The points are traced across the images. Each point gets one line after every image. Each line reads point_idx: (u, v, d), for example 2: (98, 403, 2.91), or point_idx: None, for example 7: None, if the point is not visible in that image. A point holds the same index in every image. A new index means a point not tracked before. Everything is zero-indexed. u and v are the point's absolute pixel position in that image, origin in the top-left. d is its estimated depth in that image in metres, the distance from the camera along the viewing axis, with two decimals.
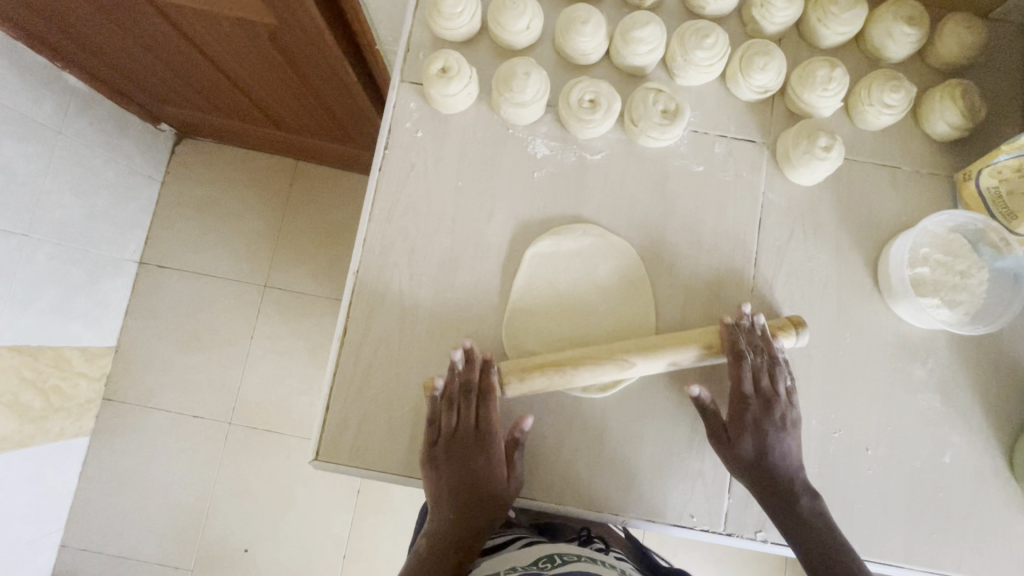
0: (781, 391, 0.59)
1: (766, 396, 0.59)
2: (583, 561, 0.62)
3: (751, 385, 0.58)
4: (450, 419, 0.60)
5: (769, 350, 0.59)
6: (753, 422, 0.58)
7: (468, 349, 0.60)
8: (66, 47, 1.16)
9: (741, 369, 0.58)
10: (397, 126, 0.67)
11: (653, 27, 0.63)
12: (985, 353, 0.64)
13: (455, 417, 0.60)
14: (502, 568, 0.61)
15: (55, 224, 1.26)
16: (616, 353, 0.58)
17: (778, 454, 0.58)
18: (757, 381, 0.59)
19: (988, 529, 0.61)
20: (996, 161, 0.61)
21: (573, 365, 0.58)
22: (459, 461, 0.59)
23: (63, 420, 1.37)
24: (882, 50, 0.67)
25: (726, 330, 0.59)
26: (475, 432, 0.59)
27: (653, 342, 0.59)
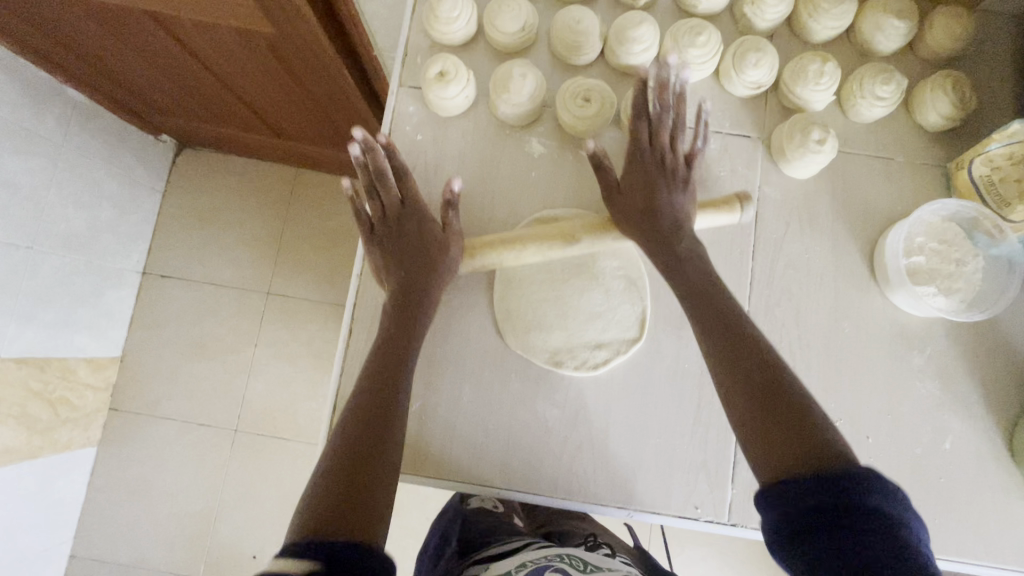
0: (677, 150, 0.61)
1: (663, 165, 0.60)
2: (590, 562, 0.64)
3: (647, 136, 0.61)
4: (374, 209, 0.63)
5: (665, 119, 0.60)
6: (655, 194, 0.59)
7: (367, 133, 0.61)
8: (68, 61, 1.18)
9: (637, 129, 0.61)
10: (396, 130, 0.68)
11: (646, 26, 0.64)
12: (983, 340, 0.64)
13: (380, 202, 0.62)
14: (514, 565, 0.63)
15: (59, 235, 1.28)
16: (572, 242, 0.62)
17: (678, 228, 0.58)
18: (653, 137, 0.61)
19: (991, 514, 0.62)
20: (988, 149, 0.61)
21: (523, 245, 0.62)
22: (387, 234, 0.62)
23: (70, 430, 1.38)
24: (873, 43, 0.68)
25: (636, 90, 0.60)
26: (397, 205, 0.62)
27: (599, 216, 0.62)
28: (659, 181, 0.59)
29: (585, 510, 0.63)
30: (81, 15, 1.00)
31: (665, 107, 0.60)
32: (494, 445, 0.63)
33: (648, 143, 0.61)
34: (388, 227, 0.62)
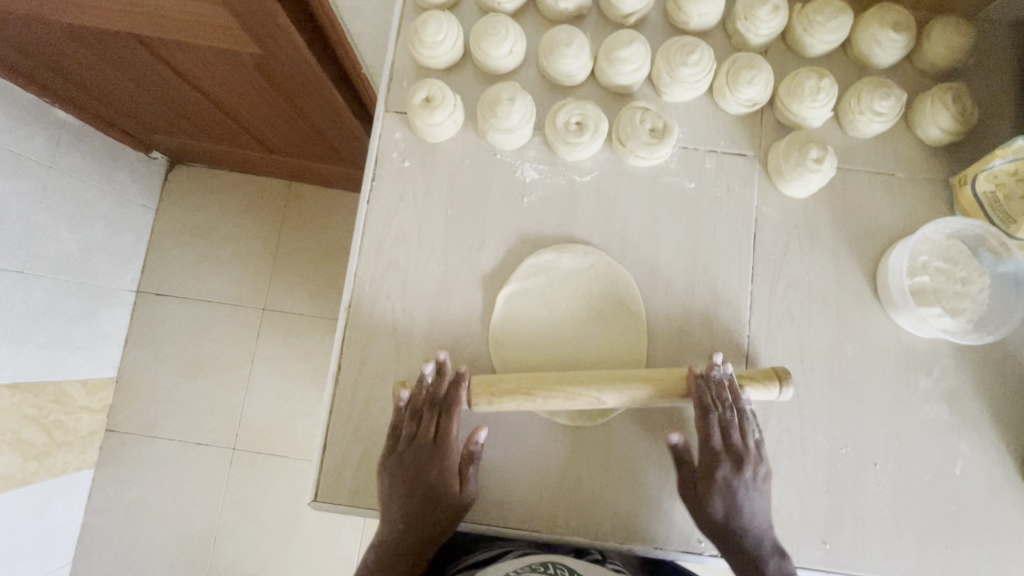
0: (750, 443, 0.58)
1: (736, 455, 0.58)
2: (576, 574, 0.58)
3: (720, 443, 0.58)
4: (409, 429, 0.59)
5: (739, 409, 0.58)
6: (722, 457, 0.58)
7: (442, 360, 0.60)
8: (55, 83, 1.17)
9: (706, 425, 0.57)
10: (383, 156, 0.67)
11: (637, 45, 0.63)
12: (990, 359, 0.63)
13: (416, 428, 0.59)
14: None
15: (50, 258, 1.26)
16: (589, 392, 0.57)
17: (746, 484, 0.57)
18: (727, 438, 0.58)
19: (1004, 540, 0.60)
20: (991, 165, 0.60)
21: (539, 393, 0.57)
22: (414, 471, 0.58)
23: (66, 454, 1.37)
24: (869, 57, 0.66)
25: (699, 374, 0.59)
26: (432, 442, 0.59)
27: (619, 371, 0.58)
28: (733, 474, 0.57)
29: (586, 546, 0.61)
30: (65, 39, 0.98)
31: (737, 417, 0.58)
32: (491, 483, 0.61)
33: (722, 425, 0.58)
34: (417, 456, 0.59)
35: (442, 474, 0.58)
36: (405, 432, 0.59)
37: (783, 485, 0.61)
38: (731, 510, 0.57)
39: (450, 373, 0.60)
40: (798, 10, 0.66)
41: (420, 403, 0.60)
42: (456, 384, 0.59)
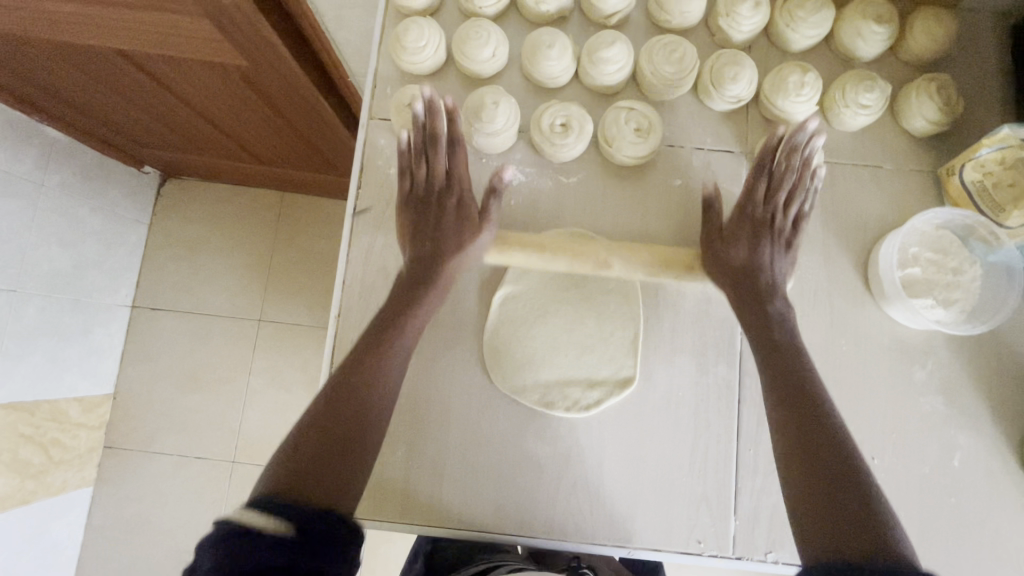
0: (792, 210, 0.61)
1: (758, 222, 0.60)
2: None
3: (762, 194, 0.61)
4: (423, 179, 0.62)
5: (799, 173, 0.60)
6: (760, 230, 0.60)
7: (433, 97, 0.60)
8: (43, 101, 1.17)
9: (756, 184, 0.61)
10: (369, 164, 0.66)
11: (620, 45, 0.63)
12: (986, 349, 0.62)
13: (428, 176, 0.62)
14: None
15: (43, 275, 1.26)
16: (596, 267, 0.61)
17: (772, 249, 0.60)
18: (770, 195, 0.61)
19: (1007, 532, 0.59)
20: (978, 154, 0.59)
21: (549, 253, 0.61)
22: (427, 216, 0.61)
23: (64, 472, 1.36)
24: (853, 50, 0.66)
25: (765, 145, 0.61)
26: (440, 182, 0.62)
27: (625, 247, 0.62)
28: (765, 237, 0.60)
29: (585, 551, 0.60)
30: (51, 57, 0.98)
31: (762, 184, 0.61)
32: (487, 490, 0.60)
33: (767, 184, 0.61)
34: (434, 198, 0.62)
35: (454, 241, 0.60)
36: (418, 174, 0.62)
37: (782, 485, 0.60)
38: (756, 273, 0.58)
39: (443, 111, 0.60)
40: (780, 5, 0.66)
41: (420, 144, 0.61)
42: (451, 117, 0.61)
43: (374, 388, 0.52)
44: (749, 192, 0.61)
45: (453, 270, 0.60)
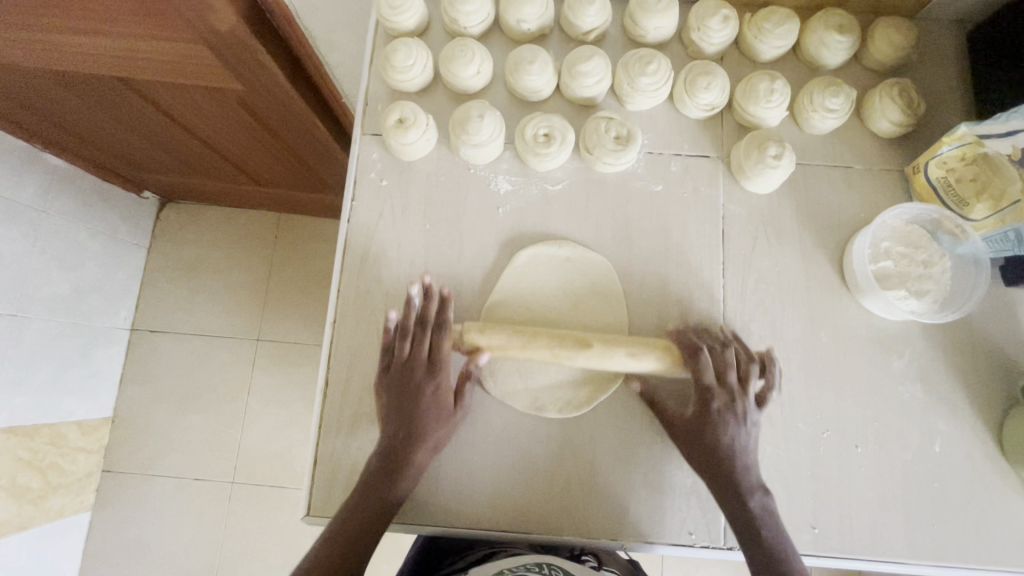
0: (750, 392, 0.59)
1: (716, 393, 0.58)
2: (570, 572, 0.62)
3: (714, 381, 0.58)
4: (403, 352, 0.60)
5: (734, 352, 0.60)
6: (714, 414, 0.57)
7: (427, 284, 0.61)
8: (45, 130, 1.21)
9: (700, 370, 0.58)
10: (362, 177, 0.69)
11: (597, 59, 0.66)
12: (960, 338, 0.65)
13: (410, 348, 0.60)
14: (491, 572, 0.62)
15: (43, 300, 1.28)
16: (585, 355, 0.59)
17: (736, 427, 0.57)
18: (722, 377, 0.58)
19: (989, 514, 0.61)
20: (940, 152, 0.62)
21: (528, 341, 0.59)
22: (401, 399, 0.59)
23: (63, 497, 1.37)
24: (819, 59, 0.70)
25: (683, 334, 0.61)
26: (421, 366, 0.60)
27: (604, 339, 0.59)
28: (725, 418, 0.57)
29: (580, 546, 0.61)
30: (55, 85, 1.01)
31: (730, 367, 0.59)
32: (481, 488, 0.62)
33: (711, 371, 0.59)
34: (410, 380, 0.60)
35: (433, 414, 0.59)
36: (400, 352, 0.60)
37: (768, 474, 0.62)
38: (714, 444, 0.57)
39: (436, 295, 0.61)
40: (748, 19, 0.70)
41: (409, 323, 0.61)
42: (442, 304, 0.61)
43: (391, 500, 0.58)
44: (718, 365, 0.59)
45: (427, 451, 0.59)
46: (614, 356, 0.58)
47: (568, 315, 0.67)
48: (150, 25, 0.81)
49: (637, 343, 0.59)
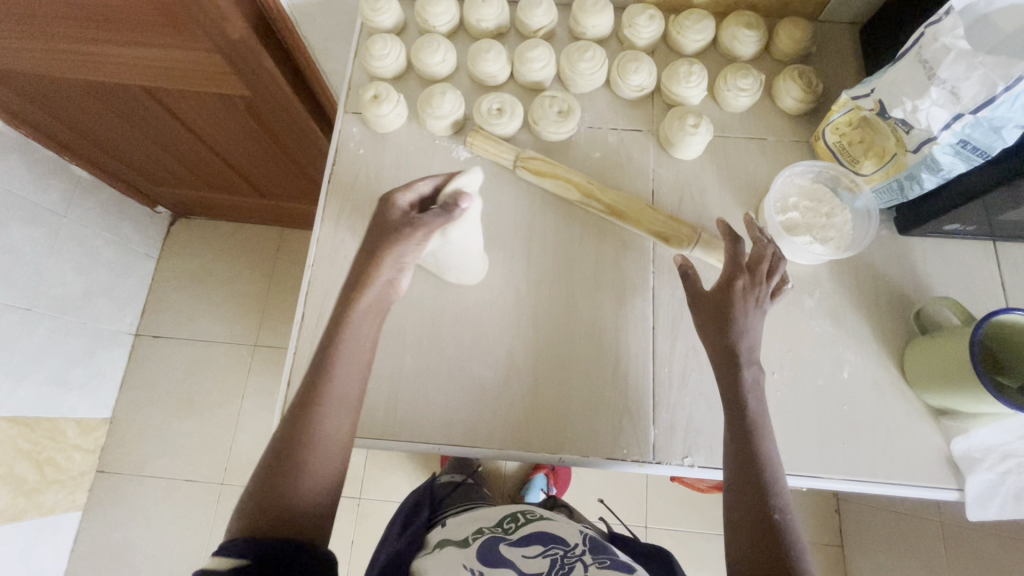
0: (772, 284, 0.62)
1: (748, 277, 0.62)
2: (538, 514, 0.81)
3: (744, 258, 0.63)
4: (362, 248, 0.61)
5: (774, 256, 0.63)
6: (735, 281, 0.61)
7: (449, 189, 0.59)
8: (73, 140, 1.35)
9: (735, 246, 0.63)
10: (341, 147, 0.80)
11: (543, 49, 0.79)
12: (863, 279, 0.73)
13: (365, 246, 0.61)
14: (473, 531, 0.79)
15: (56, 298, 1.40)
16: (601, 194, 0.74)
17: (752, 304, 0.61)
18: (755, 261, 0.63)
19: (892, 435, 0.68)
20: (833, 119, 0.73)
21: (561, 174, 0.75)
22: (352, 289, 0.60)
23: (55, 493, 1.46)
24: (734, 50, 0.82)
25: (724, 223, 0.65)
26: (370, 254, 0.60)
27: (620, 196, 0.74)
28: (746, 290, 0.61)
29: (522, 461, 0.69)
30: (81, 93, 1.14)
31: (763, 260, 0.62)
32: (435, 406, 0.69)
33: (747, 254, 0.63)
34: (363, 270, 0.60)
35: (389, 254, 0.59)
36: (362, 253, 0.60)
37: (694, 396, 0.69)
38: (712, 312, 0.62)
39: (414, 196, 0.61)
40: (672, 19, 0.83)
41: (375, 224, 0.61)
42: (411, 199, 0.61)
43: (308, 454, 0.55)
44: (753, 254, 0.63)
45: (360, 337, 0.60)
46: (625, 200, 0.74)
47: (528, 244, 0.76)
48: (170, 36, 0.94)
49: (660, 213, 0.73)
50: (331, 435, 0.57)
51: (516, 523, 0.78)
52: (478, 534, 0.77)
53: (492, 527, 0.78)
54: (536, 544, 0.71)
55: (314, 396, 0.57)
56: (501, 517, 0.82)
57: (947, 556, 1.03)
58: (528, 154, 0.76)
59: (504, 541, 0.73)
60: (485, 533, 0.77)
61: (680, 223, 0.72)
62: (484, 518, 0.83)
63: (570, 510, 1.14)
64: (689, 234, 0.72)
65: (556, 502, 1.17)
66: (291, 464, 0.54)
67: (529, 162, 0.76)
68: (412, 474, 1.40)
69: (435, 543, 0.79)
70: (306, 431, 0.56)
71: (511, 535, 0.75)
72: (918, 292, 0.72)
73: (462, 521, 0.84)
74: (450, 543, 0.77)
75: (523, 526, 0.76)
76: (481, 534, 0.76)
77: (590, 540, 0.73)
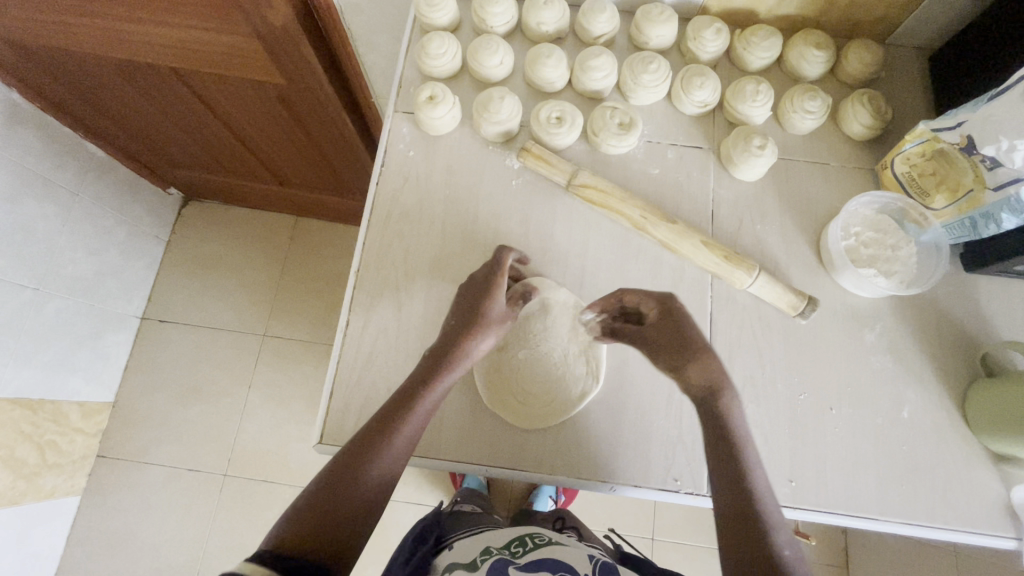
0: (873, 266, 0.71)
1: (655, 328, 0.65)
2: (548, 539, 0.78)
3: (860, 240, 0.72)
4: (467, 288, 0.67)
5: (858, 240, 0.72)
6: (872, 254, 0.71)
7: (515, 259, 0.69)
8: (92, 118, 1.32)
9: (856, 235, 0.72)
10: (391, 148, 0.77)
11: (606, 57, 0.76)
12: (929, 316, 0.71)
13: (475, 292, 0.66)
14: (480, 552, 0.76)
15: (65, 279, 1.36)
16: (658, 227, 0.71)
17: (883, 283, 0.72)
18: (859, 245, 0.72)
19: (954, 478, 0.66)
20: (903, 149, 0.70)
21: (618, 202, 0.72)
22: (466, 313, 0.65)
23: (55, 477, 1.42)
24: (800, 70, 0.80)
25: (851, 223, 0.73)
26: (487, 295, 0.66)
27: (678, 232, 0.70)
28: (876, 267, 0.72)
29: (567, 486, 0.67)
30: (106, 70, 1.10)
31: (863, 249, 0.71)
32: (488, 425, 0.68)
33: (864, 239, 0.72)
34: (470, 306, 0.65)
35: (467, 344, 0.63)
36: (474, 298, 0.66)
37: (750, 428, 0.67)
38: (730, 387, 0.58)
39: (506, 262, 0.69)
40: (738, 34, 0.80)
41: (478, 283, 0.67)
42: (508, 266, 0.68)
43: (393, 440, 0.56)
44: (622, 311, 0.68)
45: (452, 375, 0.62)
46: (682, 236, 0.70)
47: (580, 259, 0.73)
48: (207, 18, 0.91)
49: (717, 246, 0.70)
50: (393, 454, 0.56)
51: (524, 547, 0.75)
52: (484, 556, 0.74)
53: (498, 548, 0.76)
54: (545, 569, 0.68)
55: (393, 417, 0.57)
56: (509, 539, 0.80)
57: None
58: (582, 179, 0.72)
59: (513, 565, 0.70)
60: (493, 555, 0.74)
61: (734, 263, 0.69)
62: (491, 540, 0.80)
63: (578, 531, 1.07)
64: (746, 272, 0.69)
65: (562, 526, 1.10)
66: (383, 433, 0.56)
67: (586, 179, 0.72)
68: (420, 476, 1.37)
69: (441, 568, 0.75)
70: (401, 414, 0.58)
71: (519, 559, 0.72)
72: (982, 332, 0.70)
73: (469, 544, 0.81)
74: (458, 568, 0.74)
75: (531, 551, 0.74)
76: (489, 556, 0.74)
77: (601, 566, 0.70)
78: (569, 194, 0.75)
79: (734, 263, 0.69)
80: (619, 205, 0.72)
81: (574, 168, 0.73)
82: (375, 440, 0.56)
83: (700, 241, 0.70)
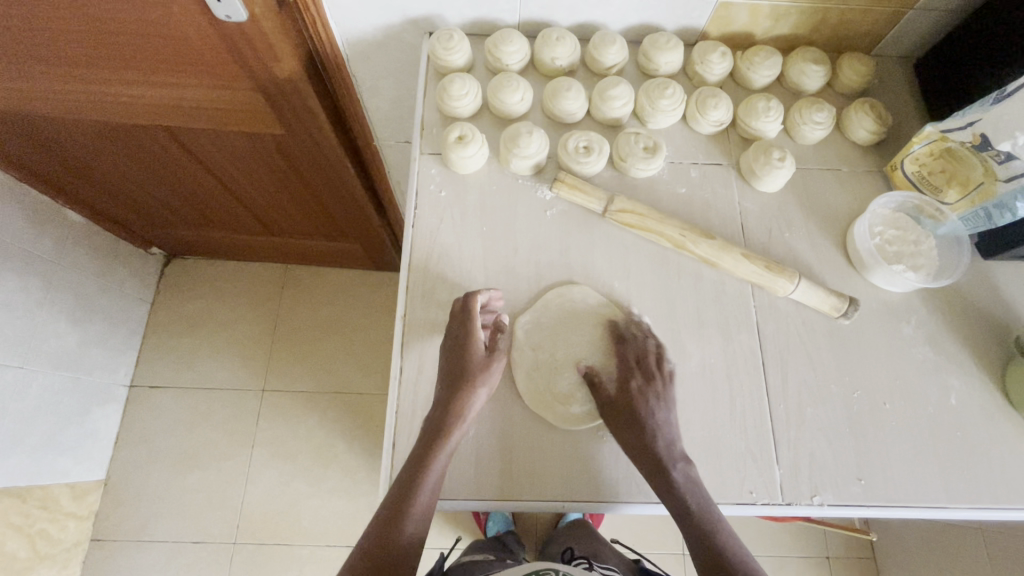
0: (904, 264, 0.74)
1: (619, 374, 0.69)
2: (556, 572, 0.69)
3: (886, 240, 0.75)
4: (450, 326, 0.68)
5: (885, 241, 0.75)
6: (902, 252, 0.74)
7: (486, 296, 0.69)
8: (73, 185, 1.27)
9: (883, 236, 0.75)
10: (421, 190, 0.77)
11: (623, 86, 0.78)
12: (958, 304, 0.74)
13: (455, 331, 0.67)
14: None
15: (50, 352, 1.28)
16: (698, 244, 0.73)
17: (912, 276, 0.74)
18: (887, 245, 0.75)
19: (1009, 458, 0.68)
20: (913, 150, 0.75)
21: (657, 222, 0.74)
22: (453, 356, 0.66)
23: (48, 570, 1.31)
24: (801, 84, 0.84)
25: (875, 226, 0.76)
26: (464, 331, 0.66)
27: (717, 248, 0.73)
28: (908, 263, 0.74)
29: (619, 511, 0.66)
30: (89, 135, 1.06)
31: (893, 248, 0.75)
32: (557, 458, 0.66)
33: (892, 239, 0.75)
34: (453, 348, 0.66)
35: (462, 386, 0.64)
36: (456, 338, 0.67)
37: (813, 433, 0.68)
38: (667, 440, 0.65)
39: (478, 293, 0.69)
40: (741, 55, 0.85)
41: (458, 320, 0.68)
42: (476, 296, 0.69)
43: (413, 513, 0.60)
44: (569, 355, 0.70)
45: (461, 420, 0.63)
46: (722, 253, 0.72)
47: (624, 283, 0.74)
48: (209, 76, 0.89)
49: (757, 257, 0.72)
50: (419, 511, 0.60)
51: None
52: None
53: None
54: None
55: (412, 479, 0.61)
56: None
57: (991, 566, 1.03)
58: (619, 205, 0.74)
59: None
60: None
61: (775, 272, 0.71)
62: None
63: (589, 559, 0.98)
64: (788, 278, 0.71)
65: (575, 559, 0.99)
66: (406, 495, 0.60)
67: (621, 203, 0.74)
68: (443, 521, 1.32)
69: None
70: (420, 474, 0.61)
71: None
72: (1008, 315, 0.74)
73: None
74: None
75: None
76: None
77: None
78: (605, 221, 0.76)
79: (777, 271, 0.71)
80: (651, 226, 0.74)
81: (609, 194, 0.75)
82: (400, 501, 0.60)
83: (739, 254, 0.72)
